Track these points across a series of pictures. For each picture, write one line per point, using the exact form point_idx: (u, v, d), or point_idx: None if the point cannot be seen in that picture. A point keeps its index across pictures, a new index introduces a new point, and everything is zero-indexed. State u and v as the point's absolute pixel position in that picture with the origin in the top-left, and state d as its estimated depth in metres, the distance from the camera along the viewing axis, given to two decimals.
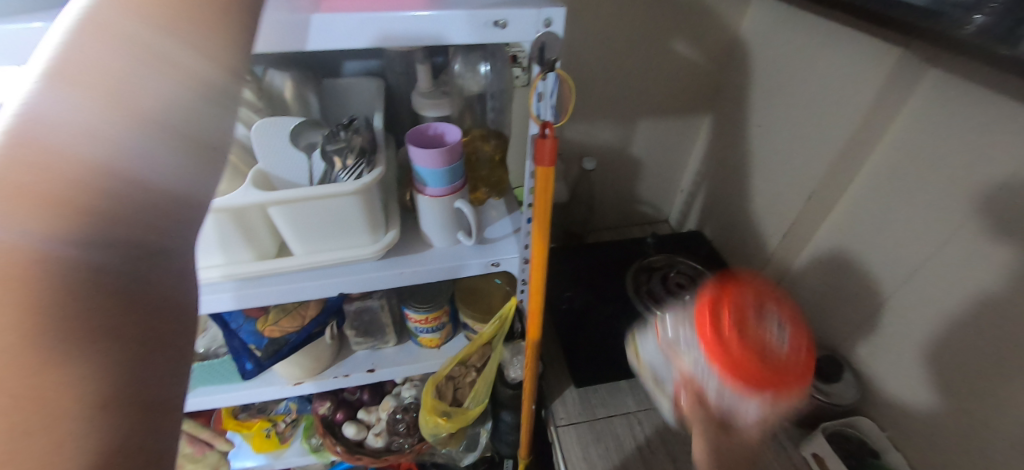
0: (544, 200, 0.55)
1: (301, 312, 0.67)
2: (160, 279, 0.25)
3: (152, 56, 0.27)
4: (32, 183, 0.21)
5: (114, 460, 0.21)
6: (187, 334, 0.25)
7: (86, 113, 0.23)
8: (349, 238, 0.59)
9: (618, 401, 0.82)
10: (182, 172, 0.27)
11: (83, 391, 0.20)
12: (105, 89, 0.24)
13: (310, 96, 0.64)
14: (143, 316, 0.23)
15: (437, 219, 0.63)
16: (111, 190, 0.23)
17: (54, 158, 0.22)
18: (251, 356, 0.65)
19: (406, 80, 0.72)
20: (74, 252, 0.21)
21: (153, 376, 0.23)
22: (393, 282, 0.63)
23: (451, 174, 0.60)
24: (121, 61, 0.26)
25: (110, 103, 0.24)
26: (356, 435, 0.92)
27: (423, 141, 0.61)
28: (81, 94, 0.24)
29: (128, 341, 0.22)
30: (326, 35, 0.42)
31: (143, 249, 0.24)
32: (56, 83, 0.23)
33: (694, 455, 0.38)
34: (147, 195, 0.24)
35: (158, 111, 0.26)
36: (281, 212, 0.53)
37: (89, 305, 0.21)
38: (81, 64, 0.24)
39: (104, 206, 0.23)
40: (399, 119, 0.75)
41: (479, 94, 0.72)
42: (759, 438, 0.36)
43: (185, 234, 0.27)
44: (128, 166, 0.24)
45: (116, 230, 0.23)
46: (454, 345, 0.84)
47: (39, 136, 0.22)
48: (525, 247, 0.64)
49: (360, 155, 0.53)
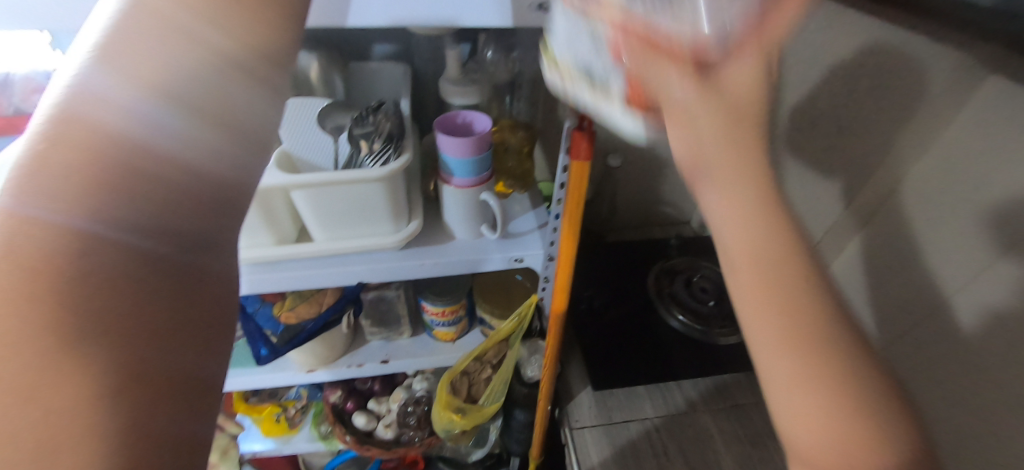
0: (576, 196, 0.53)
1: (319, 299, 0.65)
2: (192, 260, 0.26)
3: (192, 46, 0.29)
4: (79, 160, 0.23)
5: (158, 444, 0.22)
6: (222, 320, 0.27)
7: (130, 98, 0.26)
8: (370, 227, 0.57)
9: (635, 407, 0.79)
10: (217, 155, 0.29)
11: (127, 379, 0.22)
12: (148, 76, 0.27)
13: (337, 79, 0.63)
14: (182, 302, 0.25)
15: (462, 210, 0.60)
16: (145, 169, 0.25)
17: (99, 138, 0.24)
18: (266, 341, 0.63)
19: (435, 66, 0.70)
20: (117, 233, 0.23)
21: (193, 361, 0.25)
22: (413, 274, 0.61)
23: (479, 164, 0.58)
24: (164, 51, 0.28)
25: (152, 89, 0.26)
26: (366, 425, 0.91)
27: (451, 129, 0.59)
28: (126, 80, 0.26)
29: (168, 327, 0.24)
30: (365, 10, 0.40)
31: (182, 233, 0.26)
32: (105, 70, 0.26)
33: (673, 148, 0.25)
34: (180, 175, 0.26)
35: (196, 97, 0.28)
36: (303, 198, 0.52)
37: (135, 293, 0.23)
38: (127, 52, 0.27)
39: (143, 186, 0.25)
40: (426, 106, 0.73)
41: (509, 83, 0.70)
42: (762, 90, 0.23)
43: (221, 216, 0.29)
44: (166, 149, 0.26)
45: (156, 213, 0.25)
46: (470, 340, 0.82)
47: (87, 117, 0.24)
48: (550, 244, 0.62)
49: (387, 141, 0.51)
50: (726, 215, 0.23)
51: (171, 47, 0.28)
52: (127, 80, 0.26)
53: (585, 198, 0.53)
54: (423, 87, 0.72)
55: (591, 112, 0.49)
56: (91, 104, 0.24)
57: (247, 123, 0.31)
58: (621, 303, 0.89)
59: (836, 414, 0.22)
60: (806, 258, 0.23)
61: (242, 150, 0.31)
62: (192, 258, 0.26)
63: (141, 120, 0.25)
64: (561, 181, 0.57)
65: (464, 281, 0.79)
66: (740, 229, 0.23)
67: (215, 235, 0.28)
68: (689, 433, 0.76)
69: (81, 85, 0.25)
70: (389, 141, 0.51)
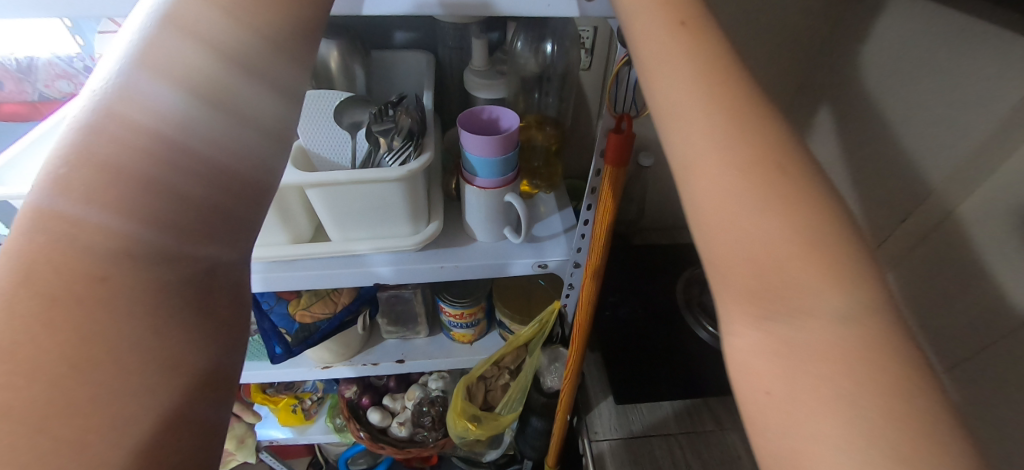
0: (608, 203, 0.48)
1: (334, 298, 0.63)
2: (224, 261, 0.25)
3: (228, 40, 0.27)
4: (108, 156, 0.22)
5: (177, 433, 0.22)
6: (235, 315, 0.26)
7: (165, 93, 0.24)
8: (388, 227, 0.54)
9: (659, 420, 0.76)
10: (248, 155, 0.27)
11: (147, 374, 0.21)
12: (183, 68, 0.25)
13: (356, 69, 0.60)
14: (201, 295, 0.24)
15: (484, 212, 0.57)
16: (180, 168, 0.23)
17: (129, 134, 0.22)
18: (280, 340, 0.62)
19: (460, 56, 0.66)
20: (140, 232, 0.22)
21: (215, 353, 0.24)
22: (431, 277, 0.58)
23: (504, 164, 0.54)
24: (200, 41, 0.26)
25: (188, 84, 0.24)
26: (380, 422, 0.89)
27: (476, 125, 0.55)
28: (161, 74, 0.24)
29: (187, 323, 0.23)
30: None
31: (210, 230, 0.25)
32: (141, 63, 0.24)
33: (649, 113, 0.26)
34: (217, 176, 0.25)
35: (233, 91, 0.26)
36: (319, 197, 0.49)
37: (159, 290, 0.22)
38: (162, 43, 0.25)
39: (177, 186, 0.23)
40: (449, 98, 0.70)
41: (538, 76, 0.65)
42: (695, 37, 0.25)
43: (249, 216, 0.27)
44: (196, 147, 0.24)
45: (184, 212, 0.23)
46: (488, 343, 0.79)
47: (119, 114, 0.22)
48: (577, 251, 0.59)
49: (407, 138, 0.48)
50: (667, 108, 0.24)
51: (204, 40, 0.26)
52: (159, 73, 0.24)
53: (617, 207, 0.49)
54: (447, 78, 0.68)
55: (629, 112, 0.44)
56: (122, 101, 0.23)
57: (285, 119, 0.29)
58: (647, 312, 0.84)
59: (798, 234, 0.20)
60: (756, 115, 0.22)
61: (277, 148, 0.29)
62: (226, 256, 0.25)
63: (172, 117, 0.23)
64: (592, 186, 0.52)
65: (484, 282, 0.76)
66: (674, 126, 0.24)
67: (248, 237, 0.27)
68: (716, 454, 0.72)
69: (118, 78, 0.23)
70: (409, 138, 0.48)
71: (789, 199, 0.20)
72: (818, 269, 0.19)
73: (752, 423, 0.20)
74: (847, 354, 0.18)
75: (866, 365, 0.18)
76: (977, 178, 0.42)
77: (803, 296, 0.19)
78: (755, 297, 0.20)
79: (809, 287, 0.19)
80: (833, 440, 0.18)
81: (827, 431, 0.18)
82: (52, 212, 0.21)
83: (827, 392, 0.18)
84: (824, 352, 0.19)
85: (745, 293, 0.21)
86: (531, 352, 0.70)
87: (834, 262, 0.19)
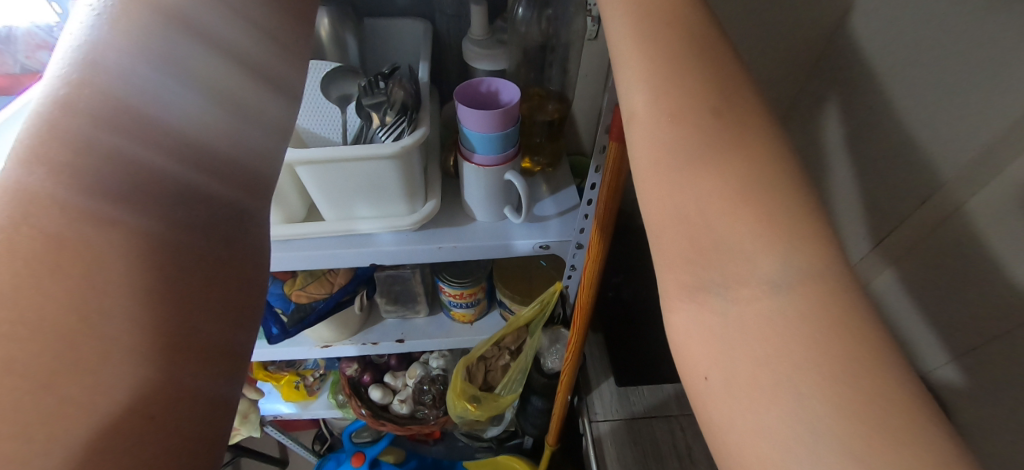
0: (613, 179, 0.45)
1: (330, 279, 0.62)
2: (228, 234, 0.29)
3: (199, 24, 0.29)
4: (78, 124, 0.24)
5: (177, 403, 0.24)
6: (240, 289, 0.29)
7: (136, 68, 0.26)
8: (384, 207, 0.52)
9: (660, 403, 0.75)
10: (223, 133, 0.30)
11: (145, 347, 0.23)
12: (157, 45, 0.27)
13: (349, 39, 0.57)
14: (208, 269, 0.27)
15: (483, 190, 0.55)
16: (155, 143, 0.26)
17: (101, 104, 0.25)
18: (277, 321, 0.61)
19: (458, 24, 0.62)
20: (119, 204, 0.24)
21: (212, 328, 0.26)
22: (429, 258, 0.57)
23: (504, 140, 0.51)
24: (174, 22, 0.28)
25: (161, 62, 0.27)
26: (381, 399, 0.89)
27: (474, 99, 0.52)
28: (134, 48, 0.26)
29: (185, 299, 0.25)
30: None
31: (198, 206, 0.28)
32: (113, 34, 0.26)
33: (620, 92, 0.27)
34: (189, 149, 0.28)
35: (202, 73, 0.29)
36: (310, 175, 0.47)
37: (157, 266, 0.25)
38: (135, 16, 0.27)
39: (146, 157, 0.26)
40: (447, 71, 0.67)
41: (541, 46, 0.62)
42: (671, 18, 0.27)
43: (231, 192, 0.30)
44: (166, 122, 0.27)
45: (161, 186, 0.26)
46: (488, 322, 0.78)
47: (90, 84, 0.25)
48: (581, 231, 0.56)
49: (401, 112, 0.45)
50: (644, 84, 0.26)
51: (177, 21, 0.28)
52: (132, 46, 0.26)
53: (622, 186, 0.46)
54: (444, 50, 0.65)
55: None
56: (91, 76, 0.25)
57: (263, 101, 0.32)
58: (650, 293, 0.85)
59: (746, 207, 0.21)
60: (713, 99, 0.24)
61: (255, 127, 0.31)
62: (223, 229, 0.29)
63: (145, 94, 0.26)
64: (597, 164, 0.50)
65: (485, 261, 0.74)
66: (642, 99, 0.25)
67: (238, 211, 0.30)
68: None
69: (90, 47, 0.26)
70: (403, 112, 0.45)
71: (737, 182, 0.22)
72: (764, 239, 0.21)
73: (703, 411, 0.21)
74: (784, 329, 0.19)
75: (803, 341, 0.19)
76: (989, 173, 0.39)
77: (741, 265, 0.21)
78: (693, 267, 0.22)
79: (745, 254, 0.21)
80: (779, 424, 0.18)
81: (770, 414, 0.19)
82: (31, 190, 0.22)
83: (763, 357, 0.19)
84: (764, 322, 0.20)
85: (684, 264, 0.22)
86: (532, 333, 0.69)
87: (775, 235, 0.21)
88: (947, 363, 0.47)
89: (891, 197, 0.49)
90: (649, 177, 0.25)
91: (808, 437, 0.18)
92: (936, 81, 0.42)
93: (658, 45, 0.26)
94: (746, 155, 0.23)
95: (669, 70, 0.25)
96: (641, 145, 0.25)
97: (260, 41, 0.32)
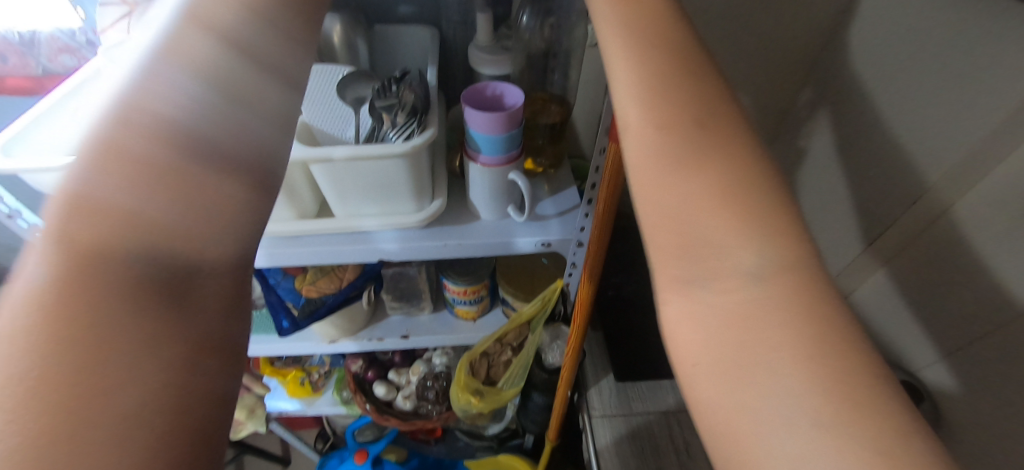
0: (611, 178, 0.47)
1: (339, 274, 0.64)
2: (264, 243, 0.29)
3: (240, 40, 0.30)
4: (128, 140, 0.24)
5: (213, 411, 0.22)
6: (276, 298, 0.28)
7: (182, 84, 0.27)
8: (392, 205, 0.55)
9: (658, 397, 0.77)
10: (264, 144, 0.30)
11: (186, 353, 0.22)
12: (199, 62, 0.28)
13: (360, 44, 0.59)
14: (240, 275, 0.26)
15: (488, 190, 0.57)
16: (203, 155, 0.26)
17: (148, 119, 0.25)
18: (287, 314, 0.62)
19: (464, 31, 0.65)
20: (159, 210, 0.24)
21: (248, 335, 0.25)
22: (435, 254, 0.59)
23: (508, 141, 0.53)
24: (215, 41, 0.29)
25: (204, 77, 0.28)
26: (386, 395, 0.92)
27: (480, 102, 0.55)
28: (179, 67, 0.27)
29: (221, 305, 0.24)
30: None
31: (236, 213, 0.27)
32: (161, 57, 0.27)
33: (612, 95, 0.29)
34: (235, 159, 0.28)
35: (243, 84, 0.30)
36: (324, 173, 0.49)
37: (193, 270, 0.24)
38: (180, 40, 0.28)
39: (193, 167, 0.26)
40: (454, 75, 0.69)
41: (544, 52, 0.64)
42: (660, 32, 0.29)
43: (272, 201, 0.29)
44: (211, 134, 0.27)
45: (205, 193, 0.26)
46: (490, 320, 0.80)
47: (139, 101, 0.25)
48: (581, 230, 0.59)
49: (411, 114, 0.47)
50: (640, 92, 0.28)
51: (218, 39, 0.29)
52: (178, 65, 0.27)
53: (620, 186, 0.48)
54: (450, 54, 0.67)
55: None
56: (140, 95, 0.26)
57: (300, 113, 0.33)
58: None
59: (725, 205, 0.24)
60: (693, 107, 0.27)
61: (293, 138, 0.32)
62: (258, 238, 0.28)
63: (192, 108, 0.27)
64: (596, 164, 0.52)
65: (487, 259, 0.76)
66: (632, 104, 0.28)
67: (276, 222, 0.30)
68: None
69: (140, 70, 0.27)
70: (413, 114, 0.47)
71: (722, 184, 0.24)
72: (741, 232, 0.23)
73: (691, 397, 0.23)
74: (762, 313, 0.21)
75: (784, 324, 0.21)
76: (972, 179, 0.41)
77: (716, 255, 0.23)
78: (681, 259, 0.24)
79: (724, 248, 0.23)
80: (754, 400, 0.20)
81: (748, 394, 0.20)
82: (84, 204, 0.23)
83: (737, 345, 0.21)
84: (739, 308, 0.22)
85: (674, 258, 0.24)
86: (533, 329, 0.71)
87: (745, 227, 0.23)
88: (934, 363, 0.49)
89: (877, 203, 0.52)
90: (638, 180, 0.27)
91: (786, 416, 0.19)
92: (918, 92, 0.45)
93: (643, 68, 0.28)
94: (722, 157, 0.25)
95: (655, 80, 0.28)
96: (631, 151, 0.27)
97: (280, 41, 0.32)
